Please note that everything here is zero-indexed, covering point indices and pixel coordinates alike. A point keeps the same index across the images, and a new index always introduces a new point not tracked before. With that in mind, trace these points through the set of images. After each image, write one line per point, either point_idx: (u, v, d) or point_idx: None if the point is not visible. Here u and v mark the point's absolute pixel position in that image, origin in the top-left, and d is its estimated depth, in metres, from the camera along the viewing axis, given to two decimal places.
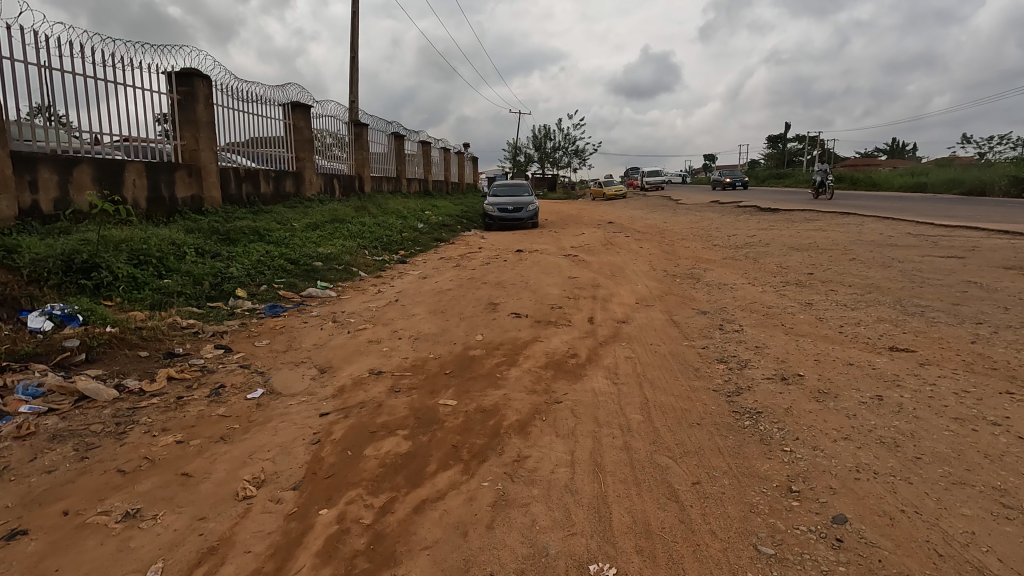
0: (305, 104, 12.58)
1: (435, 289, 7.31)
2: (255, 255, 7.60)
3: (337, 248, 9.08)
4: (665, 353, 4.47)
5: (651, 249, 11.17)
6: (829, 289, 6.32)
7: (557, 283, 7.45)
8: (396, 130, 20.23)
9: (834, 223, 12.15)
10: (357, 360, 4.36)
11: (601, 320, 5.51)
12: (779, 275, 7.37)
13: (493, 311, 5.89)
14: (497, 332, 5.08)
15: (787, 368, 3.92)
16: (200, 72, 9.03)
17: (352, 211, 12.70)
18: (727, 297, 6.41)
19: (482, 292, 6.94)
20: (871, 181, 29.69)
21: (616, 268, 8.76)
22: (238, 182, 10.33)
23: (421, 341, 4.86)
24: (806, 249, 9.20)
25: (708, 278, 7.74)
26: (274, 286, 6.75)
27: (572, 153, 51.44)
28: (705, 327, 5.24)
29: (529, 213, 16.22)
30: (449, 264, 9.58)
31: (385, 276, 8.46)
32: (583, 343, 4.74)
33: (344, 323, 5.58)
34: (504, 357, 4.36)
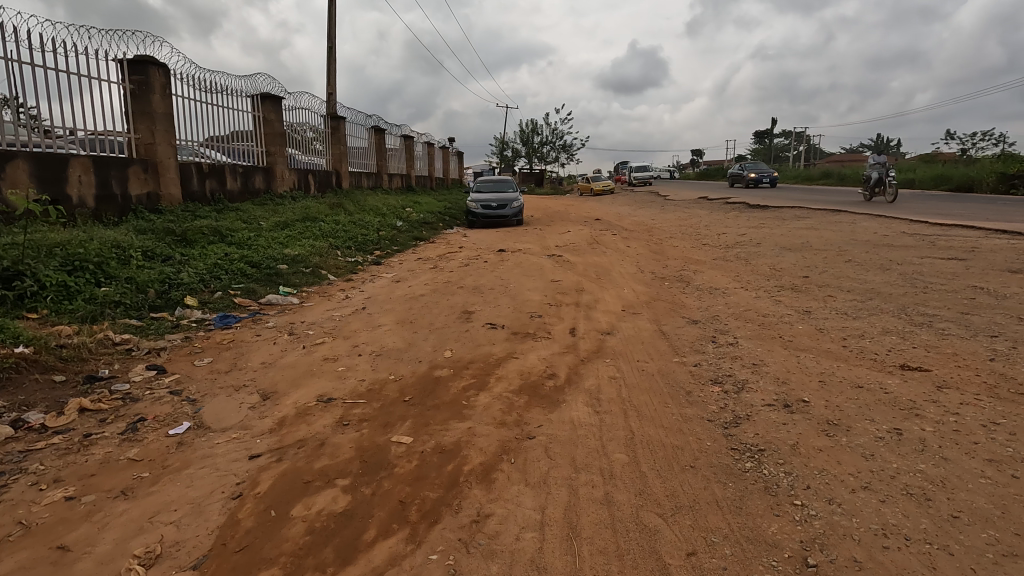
0: (275, 96, 11.94)
1: (408, 294, 6.80)
2: (213, 258, 7.05)
3: (306, 250, 8.54)
4: (653, 372, 4.01)
5: (638, 248, 10.75)
6: (828, 296, 5.92)
7: (539, 288, 6.97)
8: (377, 124, 19.59)
9: (825, 221, 11.84)
10: (305, 383, 3.85)
11: (584, 332, 5.04)
12: (773, 279, 6.97)
13: (466, 321, 5.39)
14: (468, 348, 4.58)
15: (790, 392, 3.48)
16: (155, 60, 8.38)
17: (326, 209, 12.11)
18: (719, 304, 6.00)
19: (458, 299, 6.44)
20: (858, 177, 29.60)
21: (603, 271, 8.31)
22: (201, 179, 9.71)
23: (382, 359, 4.35)
24: (799, 250, 8.84)
25: (699, 281, 7.30)
26: (229, 293, 6.22)
27: (560, 148, 50.93)
28: (697, 339, 4.80)
29: (514, 209, 15.72)
30: (426, 266, 9.07)
31: (356, 279, 7.94)
32: (563, 361, 4.26)
33: (301, 336, 5.05)
34: (473, 378, 3.87)
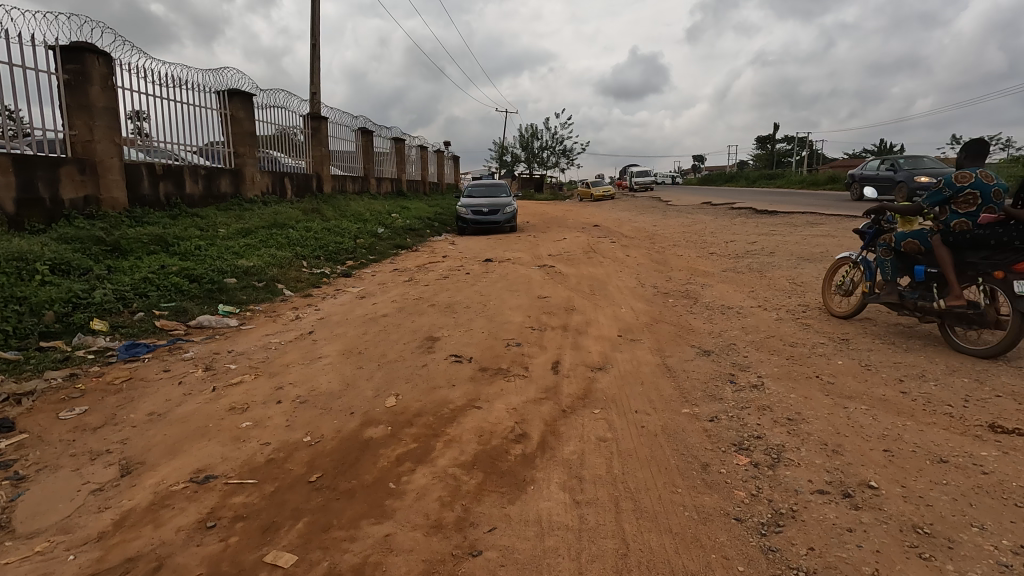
0: (244, 92, 11.00)
1: (368, 314, 5.80)
2: (145, 271, 6.08)
3: (264, 261, 7.59)
4: (657, 432, 3.02)
5: (638, 257, 9.77)
6: (843, 307, 5.26)
7: (522, 306, 5.98)
8: (365, 125, 18.68)
9: (842, 228, 10.89)
10: (185, 449, 2.85)
11: (569, 368, 4.04)
12: (795, 296, 5.99)
13: (426, 352, 4.40)
14: (419, 394, 3.58)
15: (847, 473, 2.49)
16: (94, 47, 7.43)
17: (300, 214, 11.14)
18: (734, 328, 5.01)
19: (425, 321, 5.44)
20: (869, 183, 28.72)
21: (599, 284, 7.32)
22: (154, 181, 8.74)
23: (303, 410, 3.35)
24: (819, 261, 7.87)
25: (709, 299, 6.30)
26: (153, 315, 5.26)
27: (560, 153, 50.03)
28: (711, 379, 3.80)
29: (507, 215, 14.80)
30: (400, 278, 8.11)
31: (317, 294, 6.98)
32: (538, 414, 3.26)
33: (218, 372, 4.06)
34: (413, 442, 2.88)
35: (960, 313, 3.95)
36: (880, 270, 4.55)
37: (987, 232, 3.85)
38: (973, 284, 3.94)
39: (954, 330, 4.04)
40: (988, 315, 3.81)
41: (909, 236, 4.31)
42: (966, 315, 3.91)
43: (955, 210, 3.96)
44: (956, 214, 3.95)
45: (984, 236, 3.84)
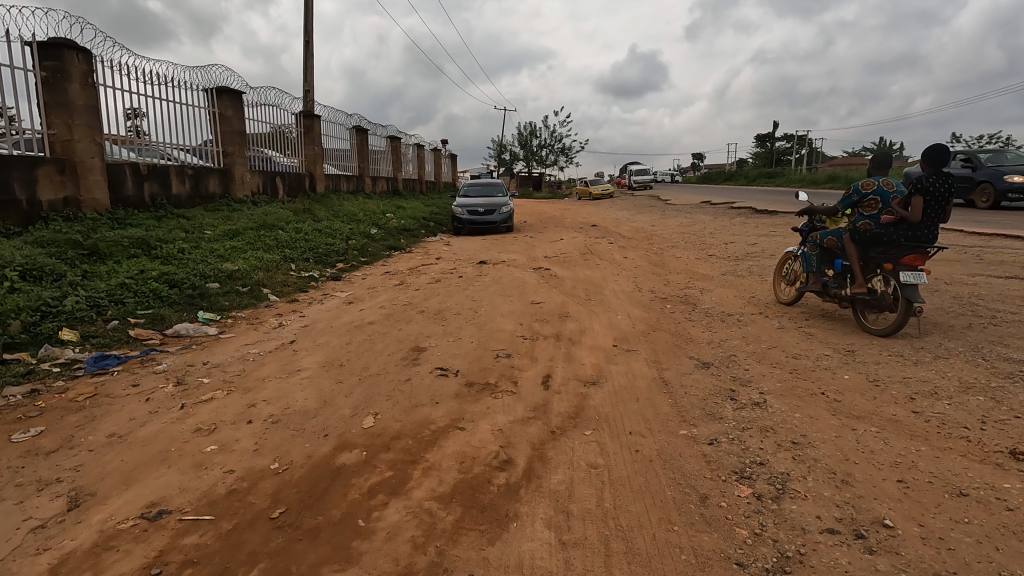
0: (233, 90, 10.76)
1: (354, 322, 5.58)
2: (122, 277, 5.85)
3: (249, 264, 7.36)
4: (652, 459, 2.80)
5: (636, 259, 9.55)
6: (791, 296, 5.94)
7: (514, 312, 5.76)
8: (360, 123, 18.42)
9: None
10: (141, 478, 2.63)
11: (560, 383, 3.83)
12: (797, 303, 5.77)
13: (411, 365, 4.18)
14: (399, 413, 3.35)
15: (860, 509, 2.28)
16: (73, 43, 7.20)
17: (291, 215, 10.91)
18: (734, 337, 4.80)
19: (412, 329, 5.22)
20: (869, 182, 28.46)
21: (594, 289, 7.12)
22: (138, 181, 8.51)
23: (274, 432, 3.12)
24: None
25: (708, 305, 6.09)
26: (128, 324, 5.03)
27: (558, 151, 49.81)
28: (710, 395, 3.58)
29: (503, 215, 14.57)
30: (391, 281, 7.88)
31: (303, 299, 6.76)
32: (526, 436, 3.04)
33: (189, 388, 3.84)
34: (389, 470, 2.67)
35: (865, 299, 4.64)
36: (809, 264, 5.26)
37: (886, 231, 4.52)
38: (876, 275, 4.61)
39: (863, 314, 4.73)
40: (885, 300, 4.48)
41: (830, 234, 4.99)
42: (867, 301, 4.61)
43: (861, 212, 4.63)
44: (861, 216, 4.62)
45: (882, 234, 4.51)
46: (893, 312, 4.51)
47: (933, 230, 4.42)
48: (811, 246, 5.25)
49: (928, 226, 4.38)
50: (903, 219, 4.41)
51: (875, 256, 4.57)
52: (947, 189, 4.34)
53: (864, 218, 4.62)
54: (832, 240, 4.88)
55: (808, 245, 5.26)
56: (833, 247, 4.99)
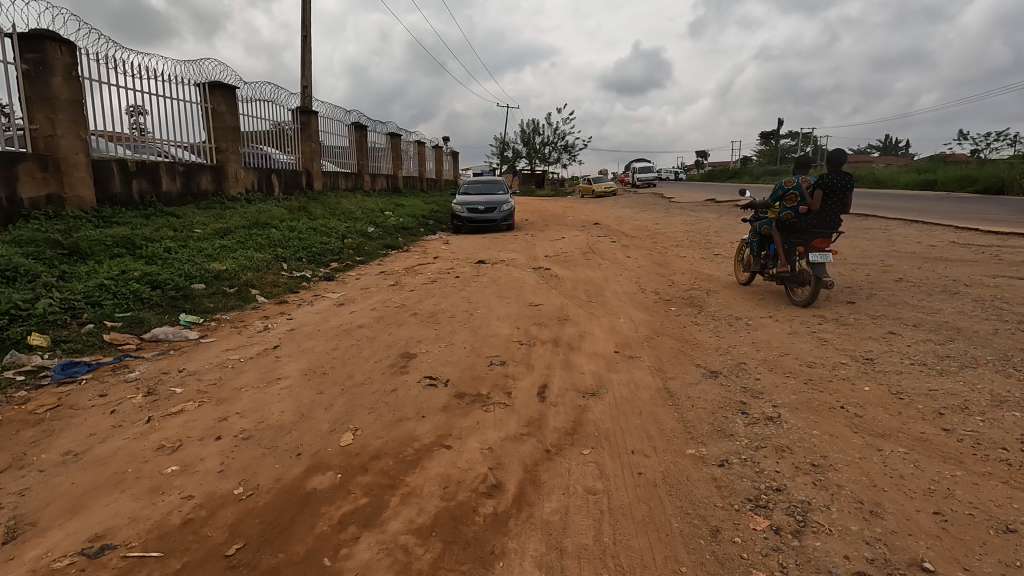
0: (226, 84, 10.51)
1: (343, 325, 5.32)
2: (102, 277, 5.60)
3: (238, 264, 7.11)
4: (658, 483, 2.53)
5: (639, 259, 9.26)
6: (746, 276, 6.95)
7: (512, 315, 5.50)
8: (359, 120, 18.15)
9: (854, 228, 10.35)
10: (90, 505, 2.37)
11: (557, 393, 3.56)
12: (810, 306, 5.49)
13: (398, 374, 3.91)
14: (381, 427, 3.09)
15: (892, 547, 2.01)
16: (56, 35, 6.94)
17: (285, 213, 10.67)
18: (743, 343, 4.52)
19: (403, 334, 4.96)
20: (877, 180, 28.09)
21: (596, 290, 6.84)
22: (125, 178, 8.25)
23: (242, 450, 2.86)
24: (833, 264, 7.36)
25: (714, 308, 5.81)
26: (105, 328, 4.79)
27: (561, 149, 49.47)
28: (719, 409, 3.31)
29: (504, 213, 14.29)
30: (386, 282, 7.63)
31: (293, 300, 6.51)
32: (518, 455, 2.78)
33: (160, 398, 3.58)
34: (364, 496, 2.41)
35: (789, 276, 5.77)
36: (750, 249, 6.39)
37: (801, 219, 5.67)
38: (796, 256, 5.76)
39: (789, 288, 5.86)
40: (802, 275, 5.63)
41: (763, 223, 6.11)
42: (791, 277, 5.75)
43: (785, 204, 5.76)
44: (785, 207, 5.76)
45: (799, 222, 5.67)
46: (810, 284, 5.65)
47: (836, 218, 5.60)
48: (752, 234, 6.36)
49: (830, 215, 5.57)
50: (812, 209, 5.58)
51: (794, 240, 5.75)
52: (844, 186, 5.55)
53: (786, 209, 5.77)
54: (764, 228, 6.01)
55: (751, 232, 6.36)
56: (767, 235, 6.11)
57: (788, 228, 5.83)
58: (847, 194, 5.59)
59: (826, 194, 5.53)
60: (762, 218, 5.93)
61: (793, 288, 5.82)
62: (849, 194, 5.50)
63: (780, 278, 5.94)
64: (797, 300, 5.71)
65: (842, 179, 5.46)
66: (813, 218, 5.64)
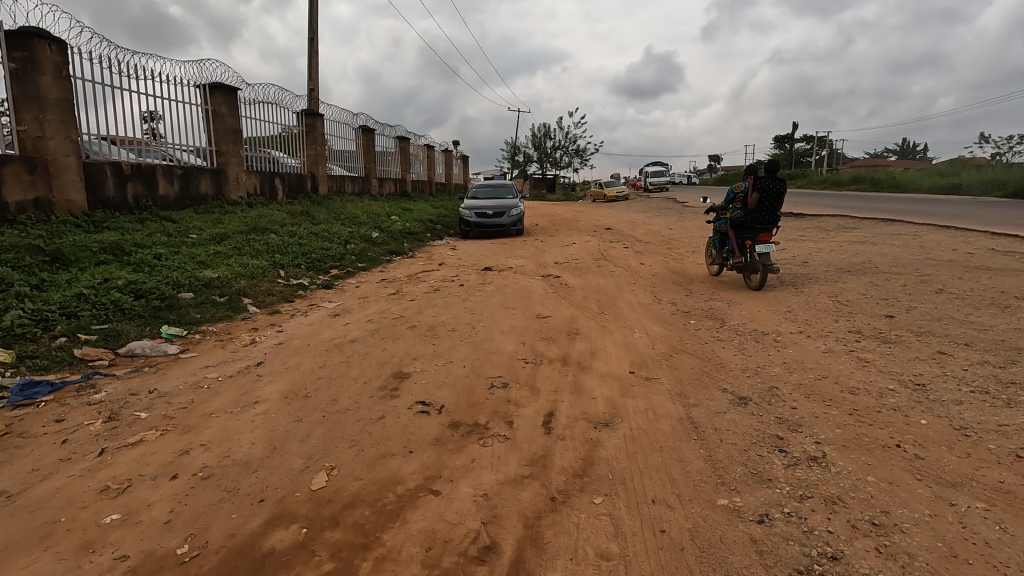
0: (227, 85, 10.22)
1: (335, 339, 4.93)
2: (82, 286, 5.27)
3: (231, 272, 6.77)
4: (683, 548, 2.10)
5: (654, 267, 8.81)
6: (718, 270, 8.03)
7: (517, 329, 5.09)
8: (367, 123, 17.89)
9: (882, 234, 9.81)
10: (4, 568, 1.99)
11: (565, 424, 3.14)
12: (843, 321, 5.01)
13: (387, 398, 3.51)
14: (361, 465, 2.69)
15: None
16: (44, 32, 6.67)
17: (287, 218, 10.34)
18: (773, 364, 4.07)
19: (398, 350, 4.56)
20: (898, 184, 27.33)
21: (608, 300, 6.41)
22: (119, 182, 7.96)
23: (198, 493, 2.47)
24: (863, 274, 6.86)
25: (738, 321, 5.36)
26: (77, 341, 4.44)
27: (573, 153, 49.05)
28: (751, 445, 2.86)
29: (513, 218, 13.90)
30: (386, 290, 7.25)
31: (286, 310, 6.14)
32: (517, 505, 2.36)
33: (120, 425, 3.20)
34: (329, 561, 2.01)
35: (743, 265, 6.87)
36: (713, 245, 7.49)
37: (748, 218, 6.81)
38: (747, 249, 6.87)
39: (746, 276, 6.94)
40: (753, 264, 6.72)
41: (722, 222, 7.23)
42: (744, 266, 6.85)
43: (735, 205, 6.89)
44: (735, 207, 6.88)
45: (746, 220, 6.81)
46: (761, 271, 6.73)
47: (776, 214, 6.72)
48: (715, 232, 7.48)
49: (770, 212, 6.70)
50: (755, 209, 6.73)
51: (744, 235, 6.89)
52: (779, 187, 6.67)
53: (737, 209, 6.90)
54: (721, 228, 7.17)
55: (713, 231, 7.48)
56: (725, 232, 7.21)
57: (739, 226, 6.96)
58: (782, 194, 6.72)
59: (764, 196, 6.68)
60: (717, 219, 7.04)
61: (749, 275, 6.89)
62: (783, 194, 6.67)
63: (738, 268, 7.02)
64: (753, 284, 6.77)
65: (777, 182, 6.61)
66: (758, 215, 6.79)
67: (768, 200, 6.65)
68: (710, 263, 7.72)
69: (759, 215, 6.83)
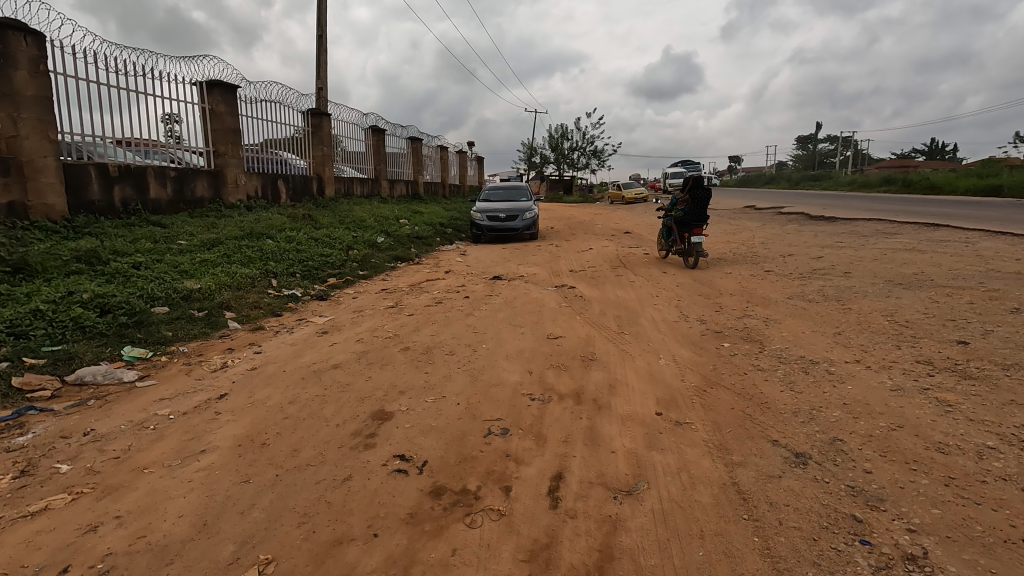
0: (225, 83, 9.74)
1: (315, 363, 4.32)
2: (42, 300, 4.76)
3: (216, 282, 6.24)
4: None
5: (678, 276, 8.09)
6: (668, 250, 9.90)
7: (523, 352, 4.44)
8: (377, 123, 17.40)
9: (930, 241, 8.96)
10: None
11: (576, 493, 2.49)
12: (907, 347, 4.27)
13: (358, 450, 2.87)
14: (309, 556, 2.07)
15: None
16: (20, 24, 6.22)
17: (288, 221, 9.83)
18: (831, 406, 3.35)
19: (384, 379, 3.93)
20: (932, 184, 26.09)
21: (629, 316, 5.72)
22: (105, 184, 7.51)
23: None
24: (917, 288, 6.09)
25: (779, 345, 4.64)
26: (21, 366, 3.90)
27: (590, 154, 48.28)
28: (822, 533, 2.19)
29: (526, 221, 13.25)
30: (384, 302, 6.65)
31: (271, 326, 5.58)
32: None
33: (30, 483, 2.61)
34: None
35: (683, 251, 8.72)
36: (661, 235, 9.40)
37: (685, 216, 8.59)
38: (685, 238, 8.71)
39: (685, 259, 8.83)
40: (689, 250, 8.57)
41: (666, 218, 9.04)
42: (684, 252, 8.70)
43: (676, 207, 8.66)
44: (676, 208, 8.65)
45: (684, 218, 8.61)
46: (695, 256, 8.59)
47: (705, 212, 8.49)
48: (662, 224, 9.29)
49: (700, 211, 8.47)
50: (689, 209, 8.48)
51: (683, 228, 8.77)
52: (706, 192, 8.42)
53: (677, 210, 8.69)
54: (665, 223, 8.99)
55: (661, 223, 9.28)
56: (669, 225, 9.04)
57: (680, 222, 8.75)
58: (708, 196, 8.48)
59: (695, 200, 8.43)
60: (662, 217, 8.84)
61: (687, 258, 8.76)
62: (710, 197, 8.43)
63: (680, 253, 8.90)
64: (690, 266, 8.65)
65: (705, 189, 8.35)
66: (693, 213, 8.58)
67: (700, 203, 8.47)
68: (660, 247, 9.60)
69: (694, 214, 8.69)
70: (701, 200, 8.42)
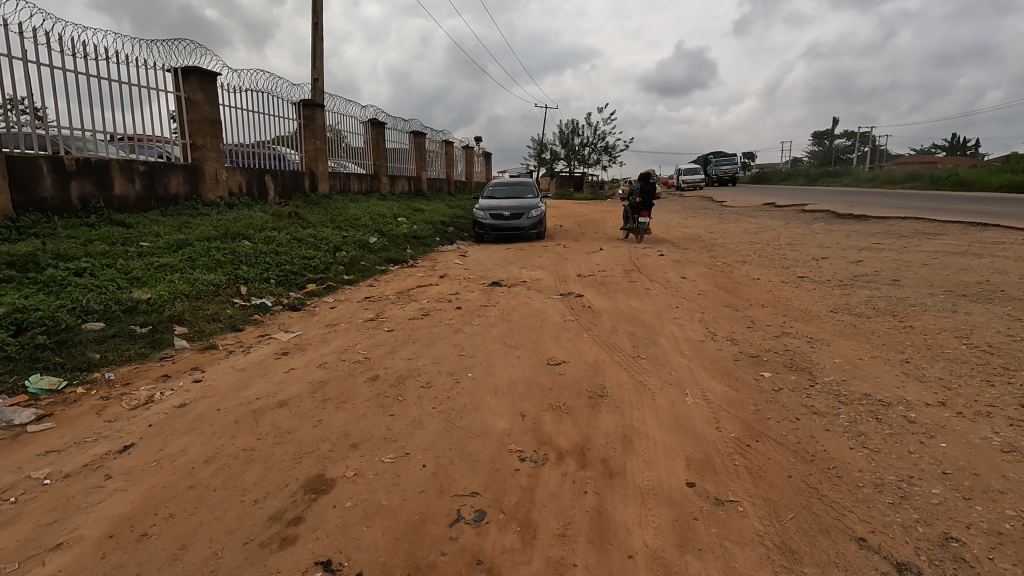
0: (203, 69, 8.97)
1: (259, 399, 3.49)
2: None
3: (170, 291, 5.44)
4: None
5: (699, 282, 7.19)
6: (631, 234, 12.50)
7: (516, 386, 3.59)
8: (377, 115, 16.58)
9: (983, 243, 7.97)
10: None
11: None
12: (1004, 385, 3.36)
13: (269, 551, 2.05)
14: None
15: None
16: None
17: (271, 221, 9.04)
18: (926, 479, 2.47)
19: (336, 425, 3.08)
20: (960, 180, 24.87)
21: (645, 334, 4.84)
22: (59, 180, 6.75)
23: None
24: (987, 301, 5.15)
25: (833, 377, 3.75)
26: None
27: (601, 150, 47.16)
28: None
29: (532, 219, 12.38)
30: (365, 314, 5.82)
31: (227, 344, 4.76)
32: None
33: None
34: None
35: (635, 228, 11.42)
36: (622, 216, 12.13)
37: (637, 202, 11.30)
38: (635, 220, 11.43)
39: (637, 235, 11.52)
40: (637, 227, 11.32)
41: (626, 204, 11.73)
42: (635, 229, 11.44)
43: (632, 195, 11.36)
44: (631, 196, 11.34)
45: (636, 203, 11.30)
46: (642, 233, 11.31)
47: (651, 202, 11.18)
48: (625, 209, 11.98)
49: (647, 200, 11.17)
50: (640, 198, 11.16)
51: (636, 212, 11.47)
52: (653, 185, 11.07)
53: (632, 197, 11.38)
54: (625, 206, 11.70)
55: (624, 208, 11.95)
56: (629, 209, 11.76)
57: (634, 207, 11.43)
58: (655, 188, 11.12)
59: (645, 190, 11.09)
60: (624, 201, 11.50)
61: (638, 235, 11.42)
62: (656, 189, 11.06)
63: (633, 230, 11.60)
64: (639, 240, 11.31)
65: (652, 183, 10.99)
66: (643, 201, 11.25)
67: (648, 193, 11.12)
68: (624, 226, 12.31)
69: (645, 201, 11.30)
70: (650, 192, 11.03)
